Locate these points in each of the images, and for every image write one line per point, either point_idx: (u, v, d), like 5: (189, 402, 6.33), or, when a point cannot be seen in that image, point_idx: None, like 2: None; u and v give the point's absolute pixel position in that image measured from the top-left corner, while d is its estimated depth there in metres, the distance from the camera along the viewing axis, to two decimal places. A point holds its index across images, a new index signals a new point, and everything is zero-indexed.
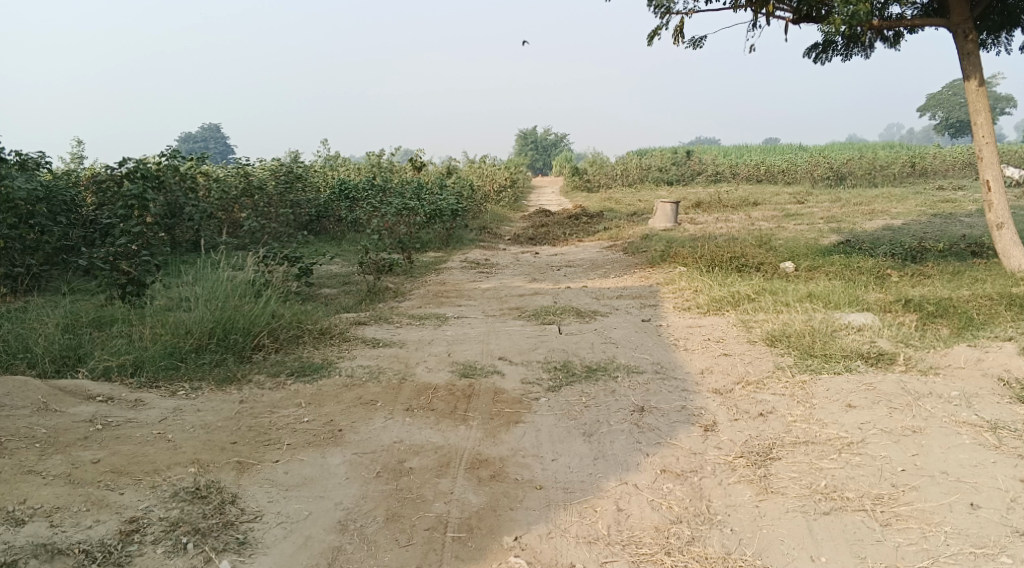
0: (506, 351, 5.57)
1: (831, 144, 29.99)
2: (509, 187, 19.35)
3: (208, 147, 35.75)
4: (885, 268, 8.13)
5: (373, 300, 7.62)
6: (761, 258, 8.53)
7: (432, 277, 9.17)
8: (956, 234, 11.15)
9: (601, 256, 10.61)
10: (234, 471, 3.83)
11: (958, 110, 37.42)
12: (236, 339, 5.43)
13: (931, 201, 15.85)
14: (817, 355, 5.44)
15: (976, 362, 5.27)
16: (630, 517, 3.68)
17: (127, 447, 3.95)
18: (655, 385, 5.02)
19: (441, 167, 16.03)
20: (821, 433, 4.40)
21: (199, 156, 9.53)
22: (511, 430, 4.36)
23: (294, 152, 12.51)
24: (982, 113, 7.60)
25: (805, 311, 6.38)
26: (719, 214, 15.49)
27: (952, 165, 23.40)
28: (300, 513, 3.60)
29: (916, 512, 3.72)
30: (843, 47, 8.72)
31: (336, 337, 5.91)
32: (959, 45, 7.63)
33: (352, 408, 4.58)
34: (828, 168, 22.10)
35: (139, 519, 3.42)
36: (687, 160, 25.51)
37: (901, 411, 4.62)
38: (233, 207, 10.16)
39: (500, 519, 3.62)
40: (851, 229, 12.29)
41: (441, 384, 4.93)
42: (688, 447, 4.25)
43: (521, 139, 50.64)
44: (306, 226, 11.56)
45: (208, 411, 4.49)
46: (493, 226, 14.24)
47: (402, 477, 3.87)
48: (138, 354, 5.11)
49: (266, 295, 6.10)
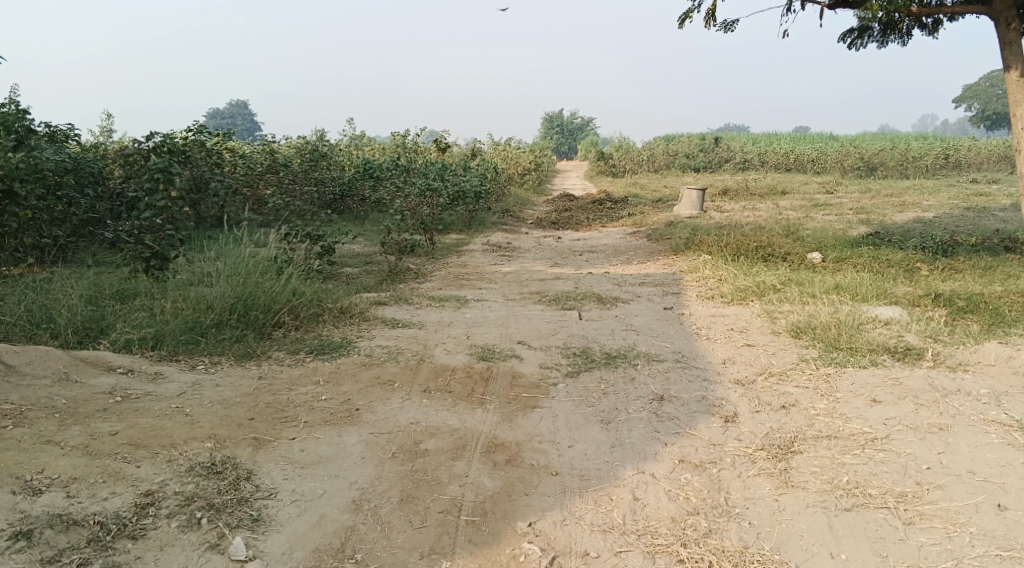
0: (526, 335, 5.52)
1: (862, 134, 29.51)
2: (534, 170, 19.26)
3: (235, 124, 35.91)
4: (914, 261, 7.98)
5: (394, 280, 7.61)
6: (787, 248, 8.41)
7: (454, 259, 9.14)
8: (988, 229, 10.94)
9: (624, 242, 10.52)
10: (250, 447, 3.82)
11: (994, 102, 36.67)
12: (257, 315, 5.44)
13: (963, 194, 15.55)
14: (842, 348, 5.34)
15: (1007, 359, 5.15)
16: (646, 507, 3.64)
17: (144, 420, 3.96)
18: (676, 374, 4.96)
19: (466, 149, 15.98)
20: (844, 428, 4.32)
21: (226, 132, 9.54)
22: (528, 415, 4.33)
23: (320, 131, 12.50)
24: (1022, 105, 7.40)
25: (832, 303, 6.27)
26: (746, 202, 15.31)
27: (986, 158, 22.95)
28: (315, 491, 3.59)
29: (940, 511, 3.64)
30: (880, 34, 8.53)
31: (356, 316, 5.90)
32: (1001, 33, 7.43)
33: (369, 388, 4.57)
34: (858, 158, 21.77)
35: (154, 493, 3.42)
36: (715, 147, 25.24)
37: (927, 408, 4.52)
38: (258, 183, 10.18)
39: (515, 504, 3.59)
40: (881, 221, 12.09)
41: (459, 366, 4.90)
42: (708, 438, 4.19)
43: (547, 122, 50.34)
44: (330, 205, 11.56)
45: (226, 387, 4.49)
46: (516, 210, 14.18)
47: (417, 459, 3.85)
48: (159, 327, 5.12)
49: (288, 272, 6.10)
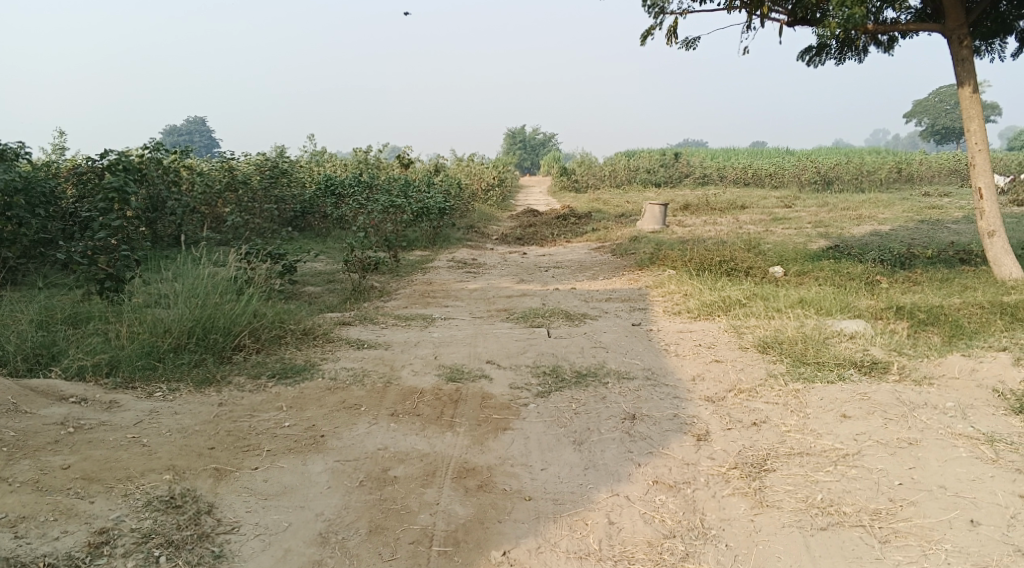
0: (494, 354, 5.44)
1: (816, 149, 30.02)
2: (497, 186, 19.22)
3: (193, 140, 35.41)
4: (874, 274, 8.06)
5: (358, 299, 7.47)
6: (750, 262, 8.44)
7: (418, 276, 9.03)
8: (942, 241, 11.13)
9: (589, 258, 10.50)
10: (211, 478, 3.67)
11: (943, 117, 37.59)
12: (216, 339, 5.27)
13: (916, 207, 15.85)
14: (809, 363, 5.34)
15: (970, 372, 5.19)
16: (622, 531, 3.56)
17: (98, 452, 3.79)
18: (647, 392, 4.90)
19: (429, 165, 15.88)
20: (816, 445, 4.30)
21: (183, 150, 9.35)
22: (499, 437, 4.24)
23: (280, 147, 12.32)
24: (975, 120, 7.53)
25: (797, 317, 6.28)
26: (706, 216, 15.44)
27: (937, 172, 23.47)
28: (279, 524, 3.46)
29: (915, 528, 3.62)
30: (837, 51, 8.64)
31: (320, 338, 5.77)
32: (954, 51, 7.56)
33: (334, 413, 4.44)
34: (815, 172, 22.12)
35: (109, 531, 3.27)
36: (675, 162, 25.44)
37: (896, 422, 4.52)
38: (217, 201, 9.99)
39: (488, 532, 3.49)
40: (839, 235, 12.24)
41: (427, 388, 4.79)
42: (681, 458, 4.13)
43: (509, 138, 50.35)
44: (290, 223, 11.38)
45: (185, 415, 4.33)
46: (480, 225, 14.10)
47: (386, 487, 3.73)
48: (114, 353, 4.94)
49: (249, 293, 5.94)
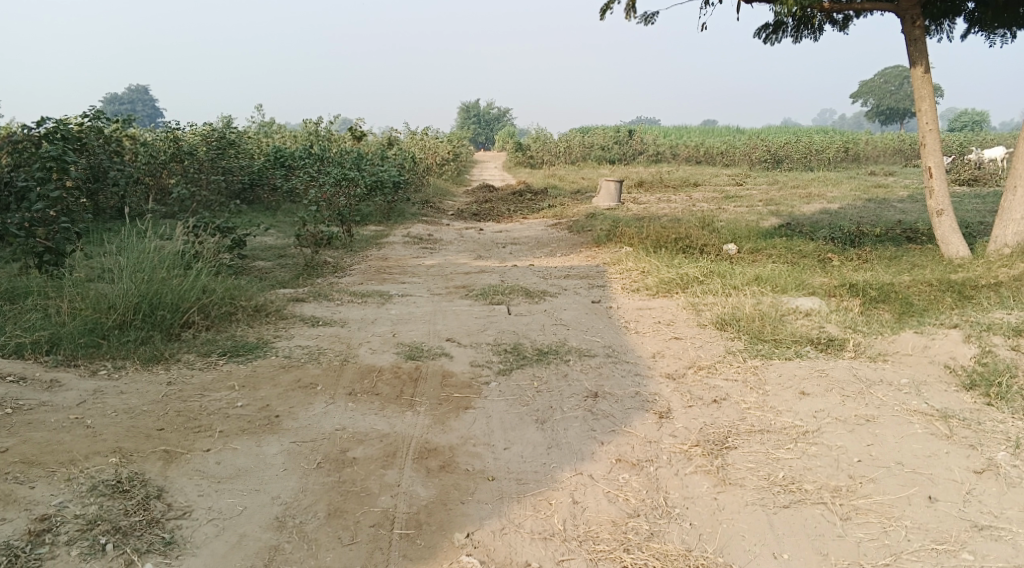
0: (454, 331, 5.34)
1: (766, 127, 30.36)
2: (452, 161, 18.96)
3: (135, 110, 34.38)
4: (826, 251, 8.14)
5: (311, 275, 7.30)
6: (705, 239, 8.45)
7: (373, 252, 8.86)
8: (890, 220, 11.32)
9: (545, 234, 10.43)
10: (160, 461, 3.52)
11: (888, 98, 38.33)
12: (163, 315, 5.08)
13: (863, 186, 16.12)
14: (767, 340, 5.36)
15: (923, 349, 5.24)
16: (586, 511, 3.52)
17: (39, 434, 3.61)
18: (608, 369, 4.86)
19: (382, 138, 15.61)
20: (776, 422, 4.31)
21: (126, 118, 9.02)
22: (461, 416, 4.16)
23: (227, 118, 11.97)
24: (926, 100, 7.59)
25: (754, 295, 6.29)
26: (660, 194, 15.49)
27: (882, 152, 23.90)
28: (233, 508, 3.33)
29: (875, 505, 3.64)
30: (793, 29, 8.64)
31: (272, 315, 5.61)
32: (906, 31, 7.61)
33: (290, 392, 4.31)
34: (765, 151, 22.34)
35: (51, 518, 3.11)
36: (629, 139, 25.48)
37: (854, 399, 4.55)
38: (161, 172, 9.69)
39: (451, 514, 3.42)
40: (790, 213, 12.36)
41: (386, 366, 4.69)
42: (643, 436, 4.10)
43: (462, 112, 49.96)
44: (239, 195, 11.06)
45: (132, 394, 4.16)
46: (434, 200, 13.92)
47: (345, 469, 3.63)
48: (54, 330, 4.73)
49: (197, 267, 5.74)
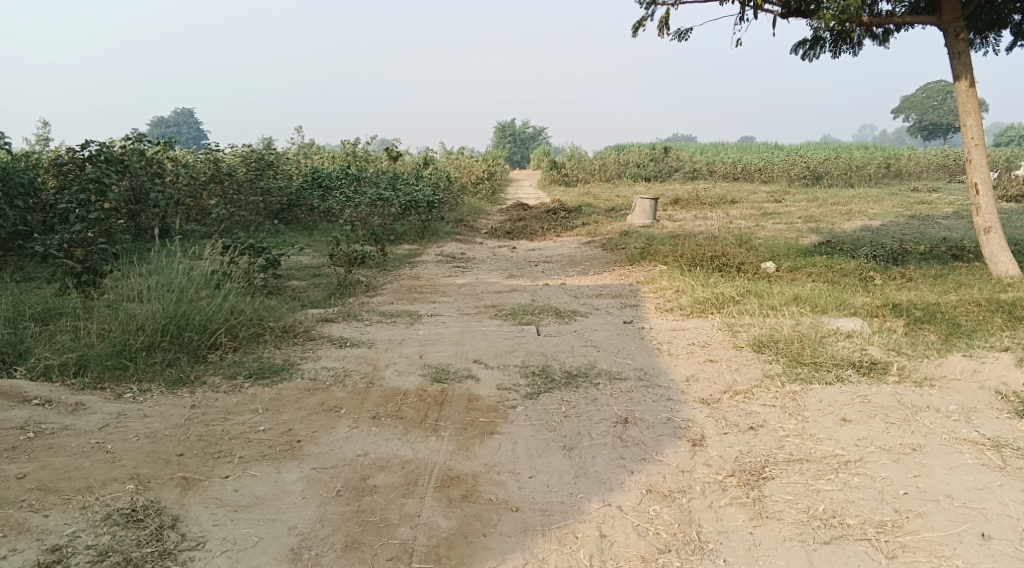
0: (482, 353, 5.23)
1: (804, 143, 29.94)
2: (487, 179, 18.92)
3: (179, 133, 35.14)
4: (868, 269, 7.89)
5: (342, 294, 7.25)
6: (742, 257, 8.26)
7: (406, 271, 8.81)
8: (935, 237, 10.99)
9: (579, 253, 10.30)
10: (178, 488, 3.45)
11: (931, 112, 37.65)
12: (191, 337, 5.03)
13: (906, 202, 15.75)
14: (806, 363, 5.16)
15: (972, 373, 5.01)
16: (614, 545, 3.37)
17: (59, 459, 3.56)
18: (639, 394, 4.71)
19: (418, 157, 15.64)
20: (816, 451, 4.12)
21: (167, 140, 9.07)
22: (486, 442, 4.04)
23: (267, 139, 12.06)
24: (971, 114, 7.34)
25: (792, 315, 6.09)
26: (697, 211, 15.30)
27: (926, 167, 23.38)
28: (248, 539, 3.25)
29: (923, 542, 3.44)
30: (831, 44, 8.44)
31: (300, 335, 5.54)
32: (950, 44, 7.38)
33: (313, 416, 4.22)
34: (804, 167, 21.98)
35: (62, 548, 3.05)
36: (665, 156, 25.26)
37: (899, 426, 4.34)
38: (201, 193, 9.74)
39: (472, 547, 3.29)
40: (830, 230, 12.09)
41: (411, 389, 4.58)
42: (676, 465, 3.94)
43: (498, 131, 50.22)
44: (276, 216, 11.05)
45: (155, 418, 4.11)
46: (469, 219, 13.88)
47: (365, 497, 3.53)
48: (83, 352, 4.71)
49: (227, 287, 5.71)
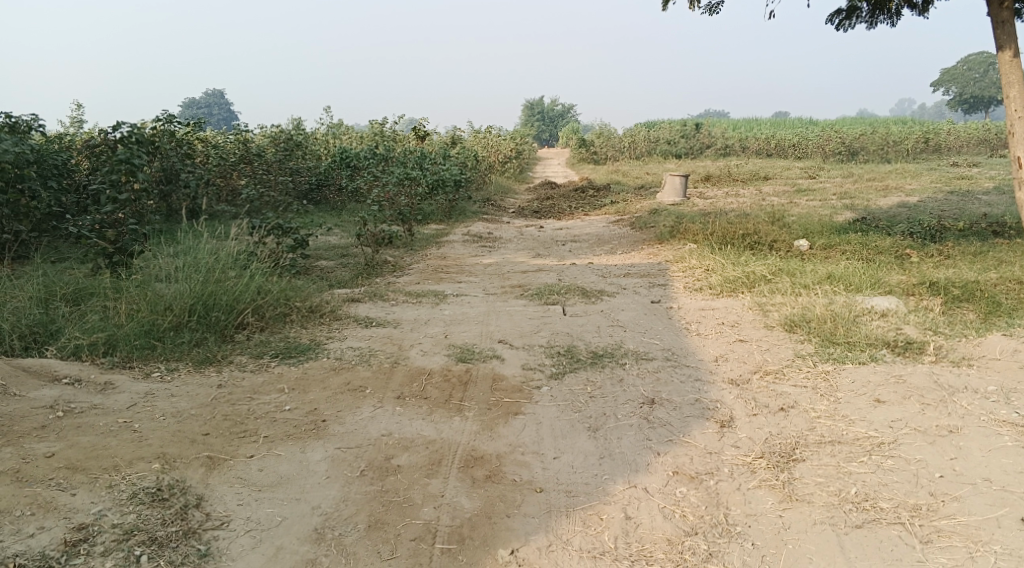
0: (508, 333, 5.19)
1: (839, 119, 29.40)
2: (515, 158, 18.77)
3: (211, 114, 35.40)
4: (904, 247, 7.72)
5: (369, 274, 7.24)
6: (774, 235, 8.11)
7: (433, 251, 8.78)
8: (974, 213, 10.72)
9: (607, 231, 10.20)
10: (203, 468, 3.47)
11: (971, 85, 36.76)
12: (218, 317, 5.05)
13: (945, 177, 15.40)
14: (839, 343, 5.05)
15: (1011, 353, 4.87)
16: (640, 527, 3.33)
17: (87, 439, 3.60)
18: (666, 374, 4.64)
19: (447, 136, 15.57)
20: (848, 432, 4.03)
21: (197, 121, 9.09)
22: (510, 422, 4.00)
23: (296, 119, 12.07)
24: (1015, 86, 7.11)
25: (825, 294, 5.97)
26: (728, 188, 15.10)
27: (965, 142, 22.85)
28: (272, 519, 3.25)
29: (959, 527, 3.35)
30: (868, 14, 8.22)
31: (327, 316, 5.55)
32: (994, 13, 7.15)
33: (338, 396, 4.22)
34: (839, 142, 21.57)
35: (88, 527, 3.07)
36: (697, 132, 24.89)
37: (935, 407, 4.23)
38: (231, 173, 9.77)
39: (496, 528, 3.27)
40: (865, 206, 11.86)
41: (437, 369, 4.57)
42: (703, 446, 3.88)
43: (528, 110, 49.99)
44: (305, 196, 11.04)
45: (182, 397, 4.13)
46: (497, 198, 13.81)
47: (388, 477, 3.52)
48: (112, 332, 4.74)
49: (254, 267, 5.72)
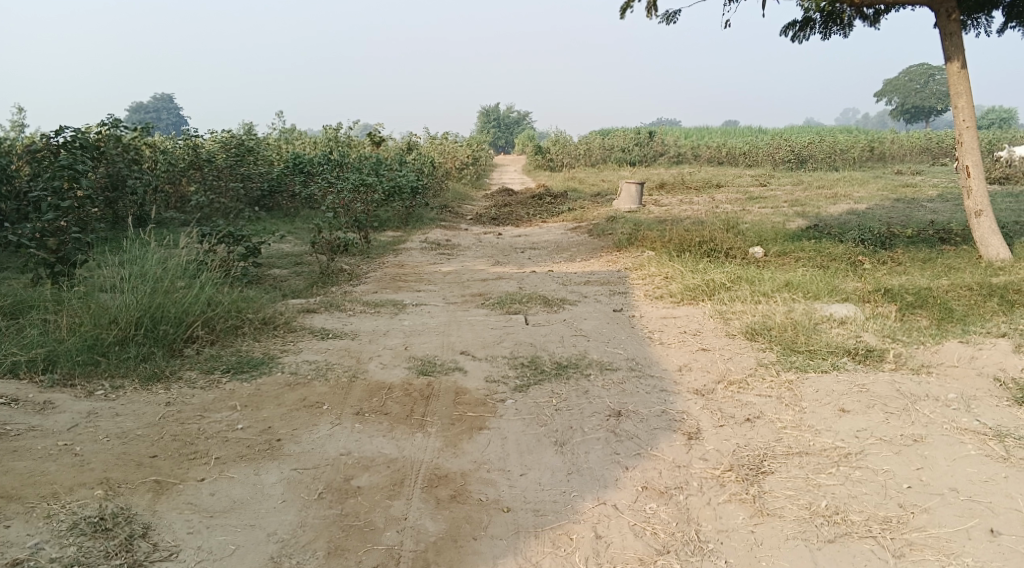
0: (469, 344, 5.06)
1: (788, 127, 29.91)
2: (471, 165, 18.65)
3: (159, 120, 34.66)
4: (857, 253, 7.78)
5: (324, 283, 7.05)
6: (730, 243, 8.12)
7: (390, 259, 8.62)
8: (921, 220, 10.91)
9: (565, 238, 10.14)
10: (150, 493, 3.28)
11: (913, 95, 37.72)
12: (166, 330, 4.82)
13: (892, 185, 15.71)
14: (801, 351, 5.03)
15: (969, 360, 4.90)
16: (610, 547, 3.23)
17: (23, 464, 3.38)
18: (631, 385, 4.56)
19: (402, 142, 15.38)
20: (815, 443, 3.99)
21: (144, 126, 8.80)
22: (474, 438, 3.88)
23: (247, 124, 11.80)
24: (963, 96, 7.22)
25: (784, 302, 5.96)
26: (683, 195, 15.19)
27: (909, 150, 23.38)
28: (225, 547, 3.08)
29: (929, 540, 3.32)
30: (821, 26, 8.29)
31: (281, 327, 5.36)
32: (942, 24, 7.24)
33: (293, 413, 4.05)
34: (789, 151, 21.91)
35: (24, 562, 2.88)
36: (650, 140, 25.04)
37: (899, 416, 4.22)
38: (180, 180, 9.52)
39: (462, 552, 3.14)
40: (817, 214, 12.00)
41: (397, 383, 4.42)
42: (672, 459, 3.80)
43: (482, 117, 49.98)
44: (257, 203, 10.76)
45: (128, 417, 3.92)
46: (453, 205, 13.67)
47: (348, 500, 3.36)
48: (51, 347, 4.49)
49: (204, 277, 5.50)
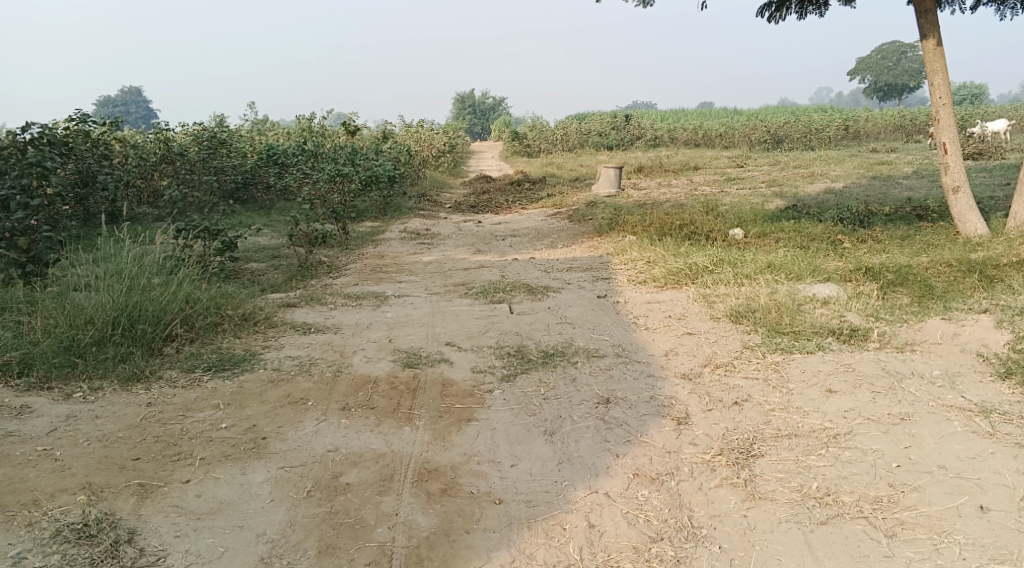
0: (454, 335, 5.02)
1: (763, 108, 30.00)
2: (448, 152, 18.53)
3: (128, 114, 34.14)
4: (836, 233, 7.81)
5: (304, 276, 6.97)
6: (710, 225, 8.11)
7: (370, 249, 8.54)
8: (897, 198, 10.98)
9: (545, 225, 10.10)
10: (134, 497, 3.22)
11: (885, 73, 37.96)
12: (144, 329, 4.72)
13: (867, 163, 15.80)
14: (786, 333, 5.03)
15: (952, 337, 4.92)
16: (604, 536, 3.21)
17: (2, 471, 3.31)
18: (618, 371, 4.54)
19: (378, 131, 15.25)
20: (803, 425, 3.98)
21: (114, 120, 8.64)
22: (463, 430, 3.84)
23: (220, 117, 11.63)
24: (939, 73, 7.23)
25: (767, 283, 5.96)
26: (661, 179, 15.19)
27: (882, 128, 23.53)
28: (213, 550, 3.03)
29: (921, 518, 3.33)
30: (798, 5, 8.28)
31: (261, 323, 5.28)
32: (917, 2, 7.24)
33: (278, 410, 3.99)
34: (765, 131, 21.97)
35: None
36: (627, 123, 25.02)
37: (885, 395, 4.23)
38: (153, 174, 9.36)
39: (455, 547, 3.11)
40: (794, 193, 12.04)
41: (382, 376, 4.37)
42: (662, 445, 3.78)
43: (458, 104, 49.72)
44: (232, 196, 10.61)
45: (108, 419, 3.84)
46: (431, 193, 13.59)
47: (337, 497, 3.32)
48: (26, 350, 4.40)
49: (182, 274, 5.40)
